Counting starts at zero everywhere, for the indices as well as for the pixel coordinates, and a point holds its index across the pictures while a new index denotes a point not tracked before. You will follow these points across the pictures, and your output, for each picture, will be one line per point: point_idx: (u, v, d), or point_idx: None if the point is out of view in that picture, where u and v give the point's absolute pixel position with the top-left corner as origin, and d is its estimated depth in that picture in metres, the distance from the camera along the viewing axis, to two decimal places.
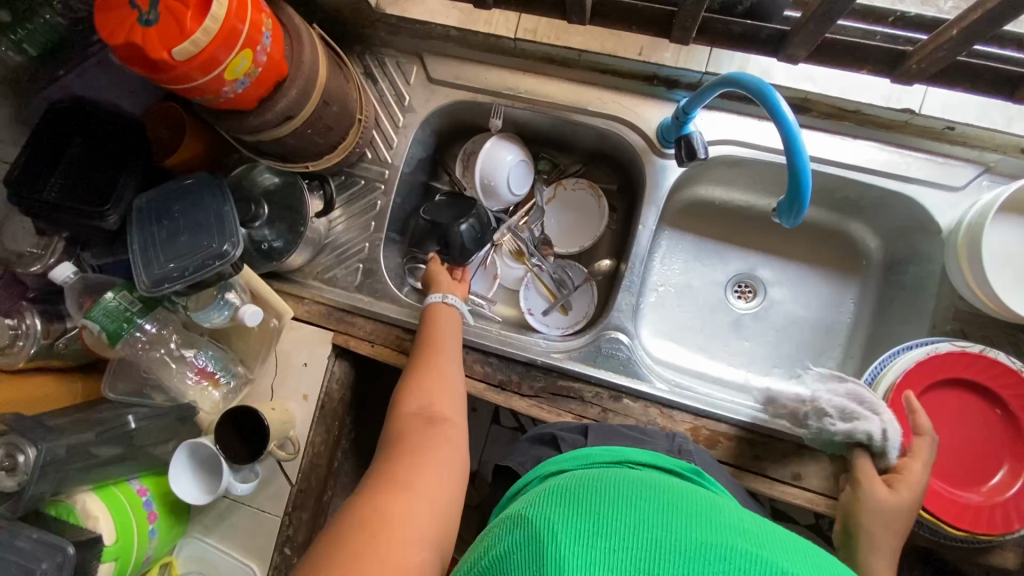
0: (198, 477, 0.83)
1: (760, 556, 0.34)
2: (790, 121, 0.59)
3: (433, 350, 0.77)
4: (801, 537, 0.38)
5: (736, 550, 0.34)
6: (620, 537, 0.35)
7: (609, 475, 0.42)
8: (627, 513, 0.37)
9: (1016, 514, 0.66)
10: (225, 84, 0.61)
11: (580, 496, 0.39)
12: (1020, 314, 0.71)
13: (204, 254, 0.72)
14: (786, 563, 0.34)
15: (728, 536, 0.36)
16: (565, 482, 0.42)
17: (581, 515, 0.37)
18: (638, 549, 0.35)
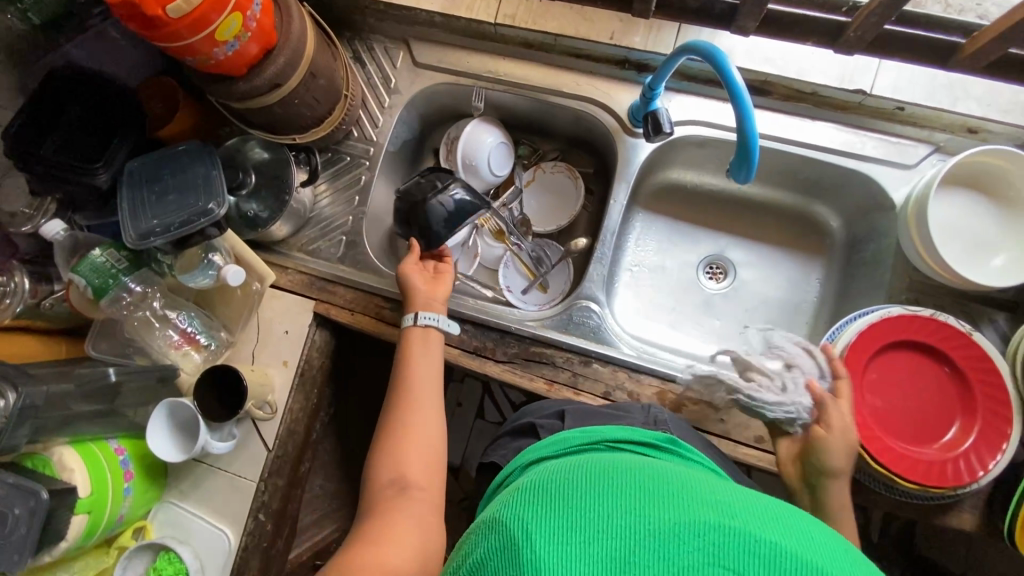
0: (174, 436, 0.85)
1: (731, 527, 0.35)
2: (739, 87, 0.62)
3: (403, 385, 0.76)
4: (774, 504, 0.39)
5: (709, 525, 0.36)
6: (594, 530, 0.37)
7: (582, 467, 0.43)
8: (600, 503, 0.38)
9: (966, 468, 0.68)
10: (216, 45, 0.66)
11: (553, 492, 0.40)
12: (969, 280, 0.74)
13: (191, 211, 0.76)
14: (757, 529, 0.36)
15: (699, 509, 0.37)
16: (539, 480, 0.43)
17: (553, 514, 0.38)
18: (614, 538, 0.36)
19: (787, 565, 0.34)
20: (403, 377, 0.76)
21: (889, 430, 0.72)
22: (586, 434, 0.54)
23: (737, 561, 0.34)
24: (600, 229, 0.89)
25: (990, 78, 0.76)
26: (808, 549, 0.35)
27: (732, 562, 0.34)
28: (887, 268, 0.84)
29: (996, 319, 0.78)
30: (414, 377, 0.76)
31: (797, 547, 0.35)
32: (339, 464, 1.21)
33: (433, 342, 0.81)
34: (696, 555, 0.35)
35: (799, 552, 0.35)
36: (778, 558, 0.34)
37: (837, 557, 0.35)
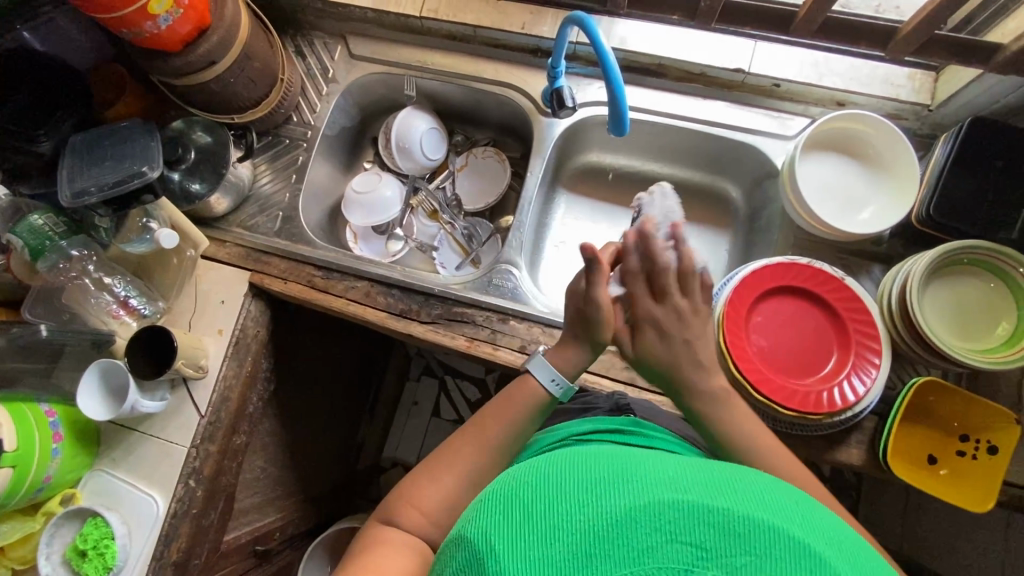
0: (105, 398, 0.87)
1: (687, 501, 0.34)
2: (602, 48, 0.70)
3: (484, 425, 0.67)
4: (730, 466, 0.38)
5: (664, 502, 0.34)
6: (550, 529, 0.34)
7: (534, 461, 0.40)
8: (553, 498, 0.35)
9: (840, 396, 0.74)
10: (149, 18, 0.74)
11: (507, 499, 0.37)
12: (839, 231, 0.82)
13: (126, 172, 0.84)
14: (711, 497, 0.34)
15: (652, 485, 0.35)
16: (495, 486, 0.40)
17: (509, 527, 0.35)
18: (570, 533, 0.33)
19: (742, 529, 0.33)
20: (481, 430, 0.66)
21: (773, 366, 0.78)
22: (556, 436, 0.66)
23: (691, 532, 0.33)
24: (519, 199, 0.97)
25: (850, 56, 0.87)
26: (763, 509, 0.34)
27: (687, 535, 0.33)
28: (777, 230, 0.91)
29: (872, 270, 0.85)
30: (491, 423, 0.67)
31: (750, 508, 0.34)
32: (282, 448, 1.21)
33: (528, 414, 0.68)
34: (654, 535, 0.33)
35: (753, 514, 0.33)
36: (733, 525, 0.33)
37: (789, 515, 0.34)
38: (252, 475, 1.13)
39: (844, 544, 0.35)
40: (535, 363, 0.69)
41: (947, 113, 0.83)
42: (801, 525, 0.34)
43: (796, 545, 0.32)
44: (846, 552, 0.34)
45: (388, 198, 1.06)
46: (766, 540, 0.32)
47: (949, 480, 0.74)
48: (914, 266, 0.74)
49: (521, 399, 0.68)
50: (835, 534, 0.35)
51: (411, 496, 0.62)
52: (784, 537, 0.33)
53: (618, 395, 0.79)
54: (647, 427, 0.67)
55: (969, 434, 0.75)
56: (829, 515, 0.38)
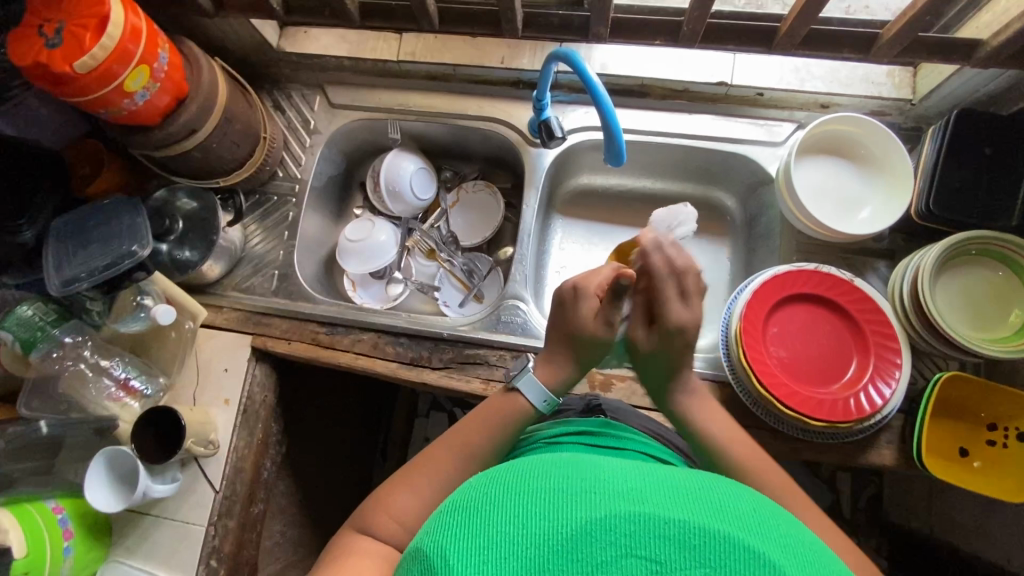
0: (115, 488, 0.83)
1: (642, 513, 0.34)
2: (591, 80, 0.70)
3: (461, 434, 0.65)
4: (684, 475, 0.39)
5: (620, 515, 0.34)
6: (507, 541, 0.35)
7: (499, 472, 0.41)
8: (513, 513, 0.36)
9: (866, 401, 0.73)
10: (126, 96, 0.72)
11: (466, 512, 0.37)
12: (841, 234, 0.82)
13: (116, 253, 0.81)
14: (665, 510, 0.35)
15: (609, 498, 0.35)
16: (460, 494, 0.40)
17: (468, 540, 0.35)
18: (527, 546, 0.34)
19: (696, 540, 0.33)
20: (462, 437, 0.65)
21: (795, 377, 0.77)
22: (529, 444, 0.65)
23: (645, 545, 0.33)
24: (517, 232, 0.96)
25: (829, 59, 0.88)
26: (715, 519, 0.34)
27: (641, 547, 0.33)
28: (778, 235, 0.91)
29: (878, 267, 0.85)
30: (468, 431, 0.65)
31: (706, 519, 0.34)
32: (299, 508, 1.18)
33: (509, 426, 0.66)
34: (610, 549, 0.33)
35: (708, 525, 0.34)
36: (687, 536, 0.33)
37: (745, 522, 0.35)
38: (272, 540, 1.09)
39: (801, 549, 0.35)
40: (525, 381, 0.67)
41: (930, 105, 0.85)
42: (756, 532, 0.35)
43: (748, 552, 0.33)
44: (797, 554, 0.34)
45: (383, 243, 1.04)
46: (715, 551, 0.33)
47: (985, 473, 0.74)
48: (924, 259, 0.74)
49: (499, 414, 0.66)
50: (792, 539, 0.36)
51: (385, 508, 0.59)
52: (736, 546, 0.33)
53: (592, 397, 0.77)
54: (616, 427, 0.65)
55: (996, 423, 0.75)
56: (790, 519, 0.38)
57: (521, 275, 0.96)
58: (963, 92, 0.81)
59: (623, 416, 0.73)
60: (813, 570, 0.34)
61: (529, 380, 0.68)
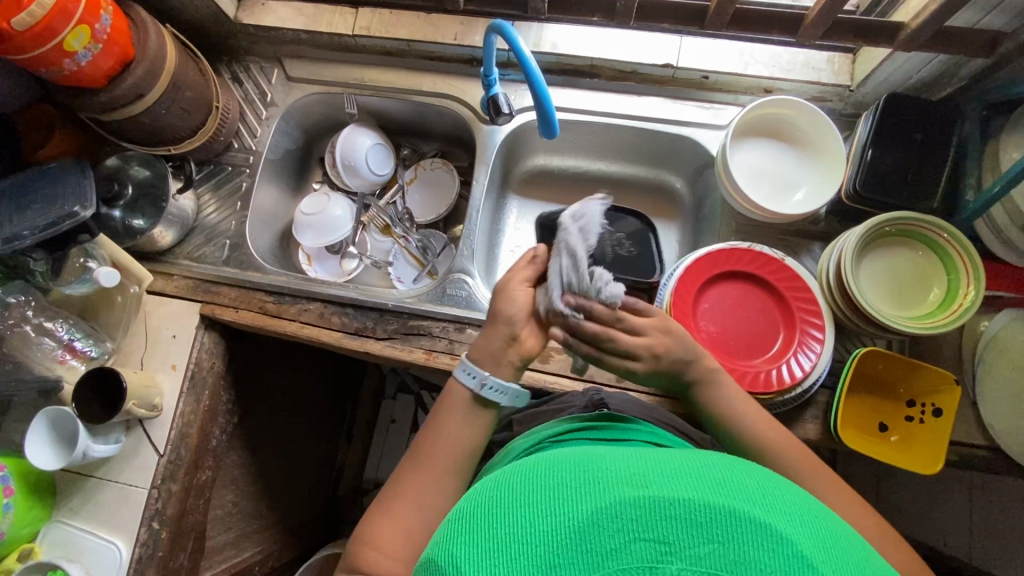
0: (56, 446, 0.84)
1: (647, 497, 0.35)
2: (523, 53, 0.71)
3: (427, 445, 0.63)
4: (683, 455, 0.40)
5: (625, 502, 0.35)
6: (518, 540, 0.35)
7: (506, 473, 0.42)
8: (521, 511, 0.36)
9: (788, 373, 0.76)
10: (66, 56, 0.73)
11: (475, 516, 0.38)
12: (773, 213, 0.84)
13: (56, 213, 0.81)
14: (668, 491, 0.35)
15: (613, 485, 0.36)
16: (468, 500, 0.41)
17: (478, 543, 0.36)
18: (540, 542, 0.34)
19: (702, 518, 0.34)
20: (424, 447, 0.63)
21: (723, 351, 0.80)
22: (532, 441, 0.66)
23: (653, 529, 0.34)
24: (466, 207, 0.98)
25: (772, 44, 0.90)
26: (715, 494, 0.35)
27: (649, 531, 0.34)
28: (720, 217, 0.94)
29: (813, 248, 0.88)
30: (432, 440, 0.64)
31: (708, 495, 0.35)
32: (254, 480, 1.19)
33: (465, 422, 0.64)
34: (618, 536, 0.34)
35: (713, 502, 0.34)
36: (693, 515, 0.34)
37: (747, 496, 0.35)
38: (223, 510, 1.11)
39: (807, 518, 0.36)
40: (459, 367, 0.65)
41: (867, 92, 0.87)
42: (759, 504, 0.35)
43: (753, 525, 0.34)
44: (800, 521, 0.35)
45: (338, 217, 1.05)
46: (719, 525, 0.33)
47: (901, 446, 0.76)
48: (848, 239, 0.76)
49: (455, 411, 0.64)
50: (795, 506, 0.36)
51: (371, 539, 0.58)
52: (742, 520, 0.34)
53: (592, 393, 0.80)
54: (620, 420, 0.67)
55: (914, 400, 0.77)
56: (795, 489, 0.39)
57: (469, 247, 0.98)
58: (897, 78, 0.83)
59: (624, 407, 0.77)
60: (816, 534, 0.35)
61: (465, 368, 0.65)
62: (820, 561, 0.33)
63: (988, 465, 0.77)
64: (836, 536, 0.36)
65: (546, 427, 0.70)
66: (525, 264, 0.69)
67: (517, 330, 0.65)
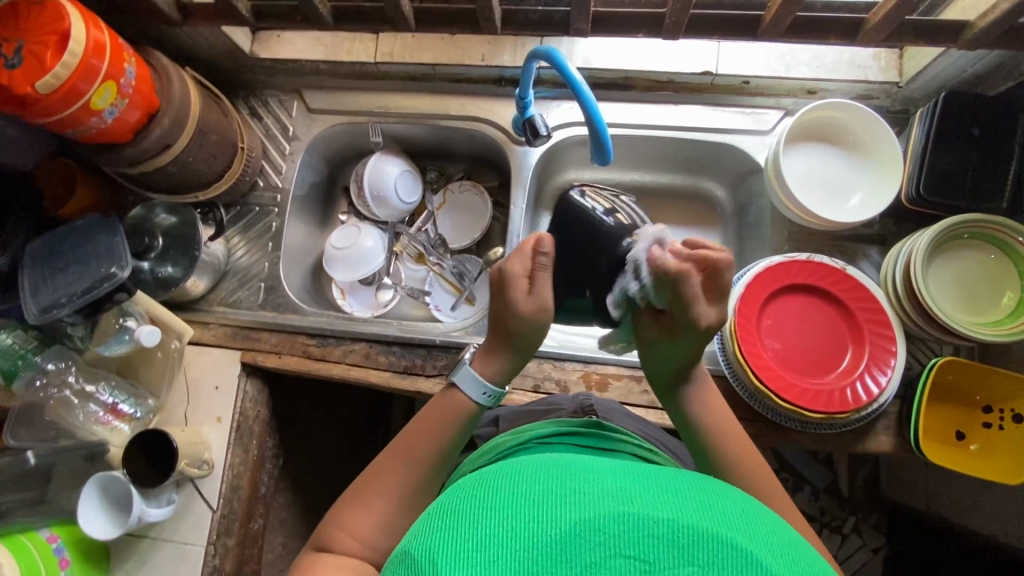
0: (109, 513, 0.81)
1: (633, 513, 0.32)
2: (574, 79, 0.68)
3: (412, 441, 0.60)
4: (672, 473, 0.37)
5: (610, 515, 0.31)
6: (491, 541, 0.31)
7: (485, 474, 0.38)
8: (498, 512, 0.33)
9: (863, 390, 0.73)
10: (93, 114, 0.70)
11: (454, 514, 0.34)
12: (831, 221, 0.81)
13: (93, 277, 0.78)
14: (655, 508, 0.32)
15: (598, 495, 0.33)
16: (447, 496, 0.38)
17: (453, 539, 0.32)
18: (511, 547, 0.31)
19: (684, 539, 0.31)
20: (408, 442, 0.60)
21: (792, 370, 0.77)
22: (518, 438, 0.63)
23: (635, 545, 0.30)
24: (506, 233, 0.95)
25: (814, 44, 0.86)
26: (704, 518, 0.32)
27: (632, 548, 0.30)
28: (768, 225, 0.91)
29: (870, 253, 0.85)
30: (417, 436, 0.60)
31: (696, 518, 0.32)
32: (301, 519, 1.17)
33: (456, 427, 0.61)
34: (598, 550, 0.31)
35: (701, 525, 0.31)
36: (676, 535, 0.31)
37: (738, 524, 0.33)
38: (274, 553, 1.09)
39: (795, 554, 0.33)
40: (462, 376, 0.62)
41: (917, 87, 0.84)
42: (749, 535, 0.32)
43: (739, 553, 0.30)
44: (786, 555, 0.32)
45: (370, 249, 1.02)
46: (704, 550, 0.30)
47: (982, 455, 0.74)
48: (916, 245, 0.74)
49: (447, 416, 0.61)
50: (781, 540, 0.33)
51: (343, 522, 0.56)
52: (730, 546, 0.31)
53: (583, 398, 0.79)
54: (609, 428, 0.66)
55: (991, 405, 0.75)
56: (782, 524, 0.36)
57: None
58: (950, 73, 0.80)
59: (614, 417, 0.75)
60: (797, 567, 0.32)
61: (467, 375, 0.62)
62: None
63: None
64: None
65: (537, 424, 0.68)
66: (524, 266, 0.61)
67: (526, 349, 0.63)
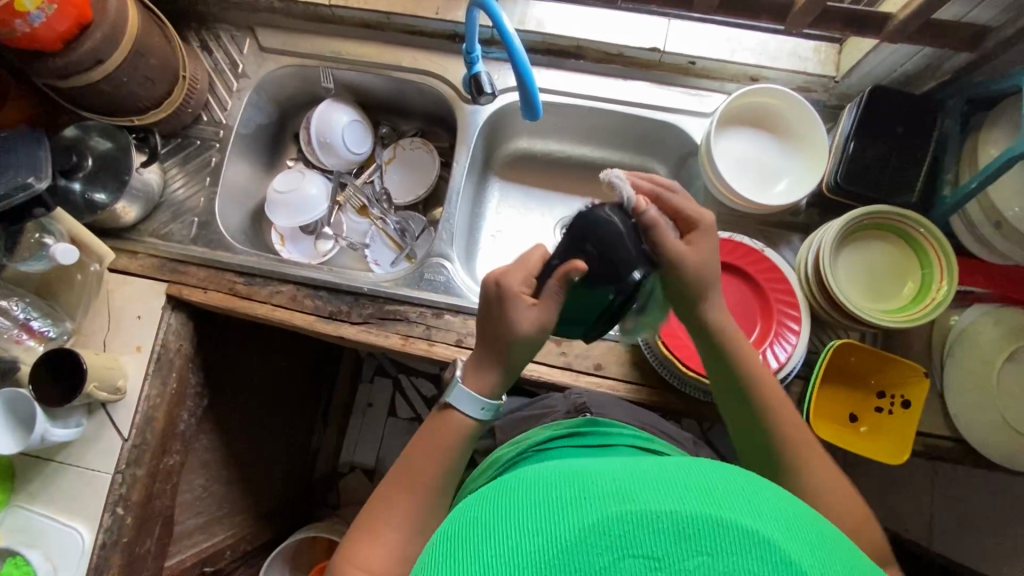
0: (13, 429, 0.80)
1: (633, 512, 0.33)
2: (508, 32, 0.68)
3: (416, 469, 0.60)
4: (669, 462, 0.38)
5: (611, 516, 0.33)
6: (499, 561, 0.33)
7: (488, 490, 0.39)
8: (501, 531, 0.34)
9: (764, 364, 0.76)
10: (18, 15, 0.68)
11: (458, 539, 0.35)
12: (757, 202, 0.83)
13: (10, 184, 0.77)
14: (659, 502, 0.33)
15: (598, 499, 0.34)
16: (447, 522, 0.39)
17: (455, 567, 0.33)
18: (519, 563, 0.32)
19: (690, 529, 0.32)
20: (415, 471, 0.60)
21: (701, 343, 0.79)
22: (515, 450, 0.66)
23: (640, 544, 0.32)
24: (446, 190, 0.95)
25: (760, 32, 0.88)
26: (706, 503, 0.33)
27: (637, 547, 0.32)
28: (702, 206, 0.93)
29: (792, 240, 0.87)
30: (424, 464, 0.60)
31: (697, 504, 0.33)
32: (226, 464, 1.16)
33: (460, 449, 0.61)
34: (605, 553, 0.32)
35: (701, 510, 0.33)
36: (680, 526, 0.32)
37: (737, 502, 0.34)
38: (192, 494, 1.07)
39: (797, 522, 0.34)
40: (456, 395, 0.61)
41: (851, 83, 0.87)
42: (747, 510, 0.34)
43: (744, 534, 0.32)
44: (790, 528, 0.34)
45: (314, 196, 1.02)
46: (709, 536, 0.32)
47: (870, 436, 0.77)
48: (827, 233, 0.76)
49: (449, 439, 0.61)
50: (785, 511, 0.35)
51: (352, 558, 0.55)
52: (734, 529, 0.32)
53: (573, 393, 0.87)
54: (602, 422, 0.68)
55: (885, 391, 0.78)
56: (780, 491, 0.37)
57: (448, 227, 0.95)
58: (882, 71, 0.83)
59: (607, 409, 0.83)
60: (805, 538, 0.33)
61: (461, 392, 0.61)
62: (812, 568, 0.32)
63: (952, 454, 0.79)
64: (824, 540, 0.35)
65: (534, 430, 0.72)
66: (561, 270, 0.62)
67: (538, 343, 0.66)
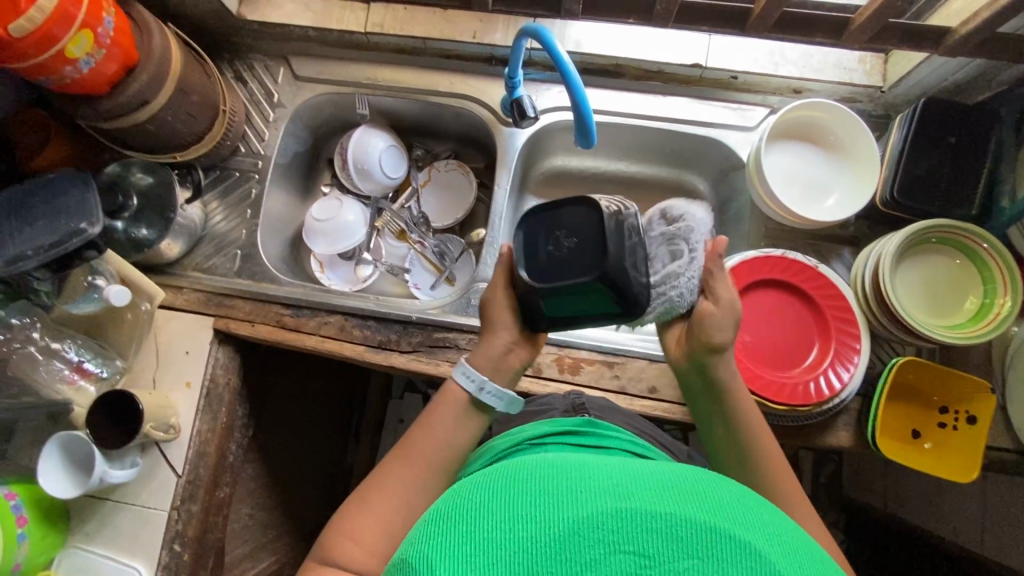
0: (70, 473, 0.80)
1: (628, 509, 0.33)
2: (563, 61, 0.68)
3: (416, 444, 0.59)
4: (666, 467, 0.38)
5: (607, 511, 0.33)
6: (490, 543, 0.33)
7: (482, 474, 0.39)
8: (494, 515, 0.34)
9: (826, 385, 0.75)
10: (68, 63, 0.68)
11: (451, 520, 0.35)
12: (809, 218, 0.82)
13: (62, 231, 0.76)
14: (652, 504, 0.34)
15: (593, 494, 0.34)
16: (440, 502, 0.38)
17: (446, 540, 0.33)
18: (509, 549, 0.32)
19: (683, 533, 0.32)
20: (418, 448, 0.58)
21: (759, 364, 0.79)
22: (512, 442, 0.65)
23: (632, 540, 0.32)
24: (489, 214, 0.95)
25: (803, 43, 0.87)
26: (702, 511, 0.34)
27: (629, 543, 0.32)
28: (747, 220, 0.92)
29: (843, 253, 0.86)
30: (426, 442, 0.59)
31: (692, 510, 0.33)
32: (269, 491, 1.16)
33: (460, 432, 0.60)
34: (597, 546, 0.32)
35: (695, 516, 0.33)
36: (674, 528, 0.32)
37: (732, 514, 0.34)
38: (240, 523, 1.07)
39: (786, 538, 0.34)
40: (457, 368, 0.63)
41: (899, 93, 0.86)
42: (739, 522, 0.34)
43: (735, 543, 0.32)
44: (782, 543, 0.34)
45: (351, 223, 1.00)
46: (700, 542, 0.32)
47: (935, 454, 0.76)
48: (885, 248, 0.75)
49: (449, 416, 0.60)
50: (777, 528, 0.35)
51: (344, 530, 0.54)
52: (725, 536, 0.32)
53: (574, 395, 0.82)
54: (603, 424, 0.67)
55: (948, 406, 0.77)
56: (774, 510, 0.37)
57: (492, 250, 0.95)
58: (931, 80, 0.82)
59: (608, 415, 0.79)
60: (795, 556, 0.33)
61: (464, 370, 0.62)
62: None
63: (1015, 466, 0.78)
64: (812, 556, 0.34)
65: (530, 425, 0.70)
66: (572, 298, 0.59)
67: (521, 325, 0.64)
